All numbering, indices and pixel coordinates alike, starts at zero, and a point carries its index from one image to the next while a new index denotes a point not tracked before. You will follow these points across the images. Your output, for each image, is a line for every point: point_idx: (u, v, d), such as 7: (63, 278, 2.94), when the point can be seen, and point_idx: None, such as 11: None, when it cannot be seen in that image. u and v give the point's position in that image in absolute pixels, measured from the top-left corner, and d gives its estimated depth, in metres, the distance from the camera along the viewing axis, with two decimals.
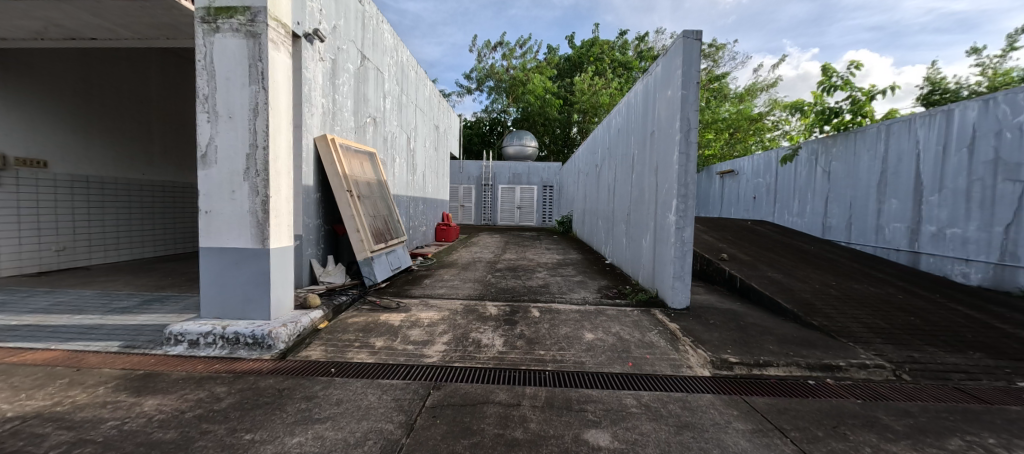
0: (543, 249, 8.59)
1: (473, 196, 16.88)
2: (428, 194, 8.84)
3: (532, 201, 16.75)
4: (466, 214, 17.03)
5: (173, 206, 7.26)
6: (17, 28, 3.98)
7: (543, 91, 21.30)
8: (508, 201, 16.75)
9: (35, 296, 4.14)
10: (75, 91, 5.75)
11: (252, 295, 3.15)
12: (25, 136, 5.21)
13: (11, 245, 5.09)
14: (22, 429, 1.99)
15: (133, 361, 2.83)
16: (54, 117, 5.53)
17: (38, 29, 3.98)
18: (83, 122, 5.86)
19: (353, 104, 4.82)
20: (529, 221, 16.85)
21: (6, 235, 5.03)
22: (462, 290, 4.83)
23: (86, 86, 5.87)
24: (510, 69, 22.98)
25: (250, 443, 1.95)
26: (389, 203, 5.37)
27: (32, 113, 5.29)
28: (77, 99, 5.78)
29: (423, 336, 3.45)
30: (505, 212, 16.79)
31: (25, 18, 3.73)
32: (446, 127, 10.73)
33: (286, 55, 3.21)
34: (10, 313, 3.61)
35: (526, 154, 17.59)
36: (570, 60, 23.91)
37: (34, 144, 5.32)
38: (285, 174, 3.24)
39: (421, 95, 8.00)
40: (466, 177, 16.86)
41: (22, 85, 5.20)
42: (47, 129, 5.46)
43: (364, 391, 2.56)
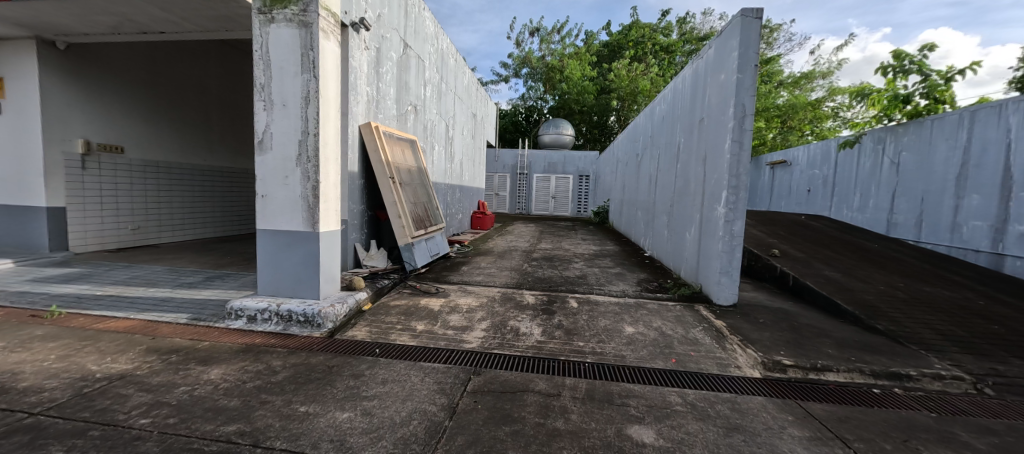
0: (579, 240, 8.45)
1: (508, 185, 16.88)
2: (465, 182, 8.89)
3: (567, 191, 16.52)
4: (501, 203, 17.07)
5: (230, 189, 7.78)
6: (96, 23, 4.29)
7: (581, 78, 20.83)
8: (542, 190, 16.62)
9: (116, 269, 4.57)
10: (146, 82, 6.17)
11: (303, 277, 3.30)
12: (105, 124, 5.70)
13: (96, 224, 5.63)
14: (110, 389, 2.28)
15: (199, 332, 3.06)
16: (128, 105, 5.98)
17: (114, 24, 4.28)
18: (153, 110, 6.31)
19: (395, 92, 4.88)
20: (563, 211, 16.66)
21: (91, 215, 5.57)
22: (500, 278, 4.85)
23: (154, 76, 6.27)
24: (547, 56, 22.58)
25: (304, 415, 2.11)
26: (429, 190, 5.43)
27: (109, 102, 5.74)
28: (147, 88, 6.20)
29: (463, 322, 3.49)
30: (539, 201, 16.68)
31: (104, 14, 4.01)
32: (483, 116, 10.72)
33: (335, 44, 3.27)
34: (96, 284, 4.01)
35: (562, 143, 17.32)
36: (609, 45, 23.14)
37: (112, 131, 5.80)
38: (334, 161, 3.34)
39: (460, 82, 8.01)
40: (501, 166, 16.86)
41: (102, 76, 5.64)
42: (123, 116, 5.92)
43: (407, 373, 2.64)
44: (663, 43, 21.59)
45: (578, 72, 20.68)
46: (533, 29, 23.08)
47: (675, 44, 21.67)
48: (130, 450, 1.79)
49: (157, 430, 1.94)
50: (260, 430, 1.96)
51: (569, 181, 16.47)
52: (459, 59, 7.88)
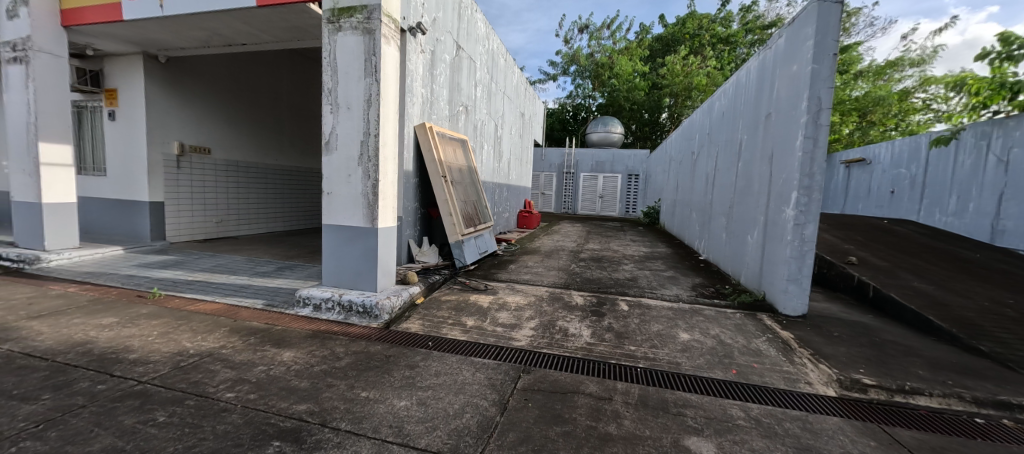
0: (628, 241, 8.21)
1: (554, 185, 16.83)
2: (512, 181, 8.97)
3: (615, 190, 16.12)
4: (547, 203, 17.04)
5: (297, 187, 8.42)
6: (191, 38, 4.82)
7: (632, 73, 20.23)
8: (589, 189, 16.37)
9: (204, 258, 5.13)
10: (229, 90, 6.85)
11: (362, 270, 3.50)
12: (196, 128, 6.40)
13: (187, 217, 6.34)
14: (201, 364, 2.56)
15: (272, 317, 3.35)
16: (215, 111, 6.67)
17: (205, 38, 4.77)
18: (236, 115, 6.99)
19: (448, 93, 5.01)
20: (611, 211, 16.28)
21: (184, 209, 6.28)
22: (548, 278, 4.84)
23: (236, 84, 6.93)
24: (595, 53, 22.34)
25: (365, 400, 2.23)
26: (478, 189, 5.54)
27: (200, 109, 6.44)
28: (229, 95, 6.85)
29: (511, 320, 3.52)
30: (586, 201, 16.44)
31: (198, 30, 4.49)
32: (531, 115, 10.73)
33: (395, 49, 3.41)
34: (189, 270, 4.53)
35: (611, 141, 17.03)
36: (662, 39, 22.30)
37: (202, 134, 6.50)
38: (392, 160, 3.50)
39: (509, 82, 8.08)
40: (548, 165, 16.82)
41: (195, 85, 6.34)
42: (211, 121, 6.61)
43: (459, 366, 2.71)
44: (721, 34, 20.60)
45: (628, 68, 20.11)
46: (582, 26, 22.79)
47: (736, 35, 20.66)
48: (220, 420, 2.00)
49: (240, 404, 2.15)
50: (327, 411, 2.11)
51: (617, 180, 16.06)
52: (509, 60, 7.96)
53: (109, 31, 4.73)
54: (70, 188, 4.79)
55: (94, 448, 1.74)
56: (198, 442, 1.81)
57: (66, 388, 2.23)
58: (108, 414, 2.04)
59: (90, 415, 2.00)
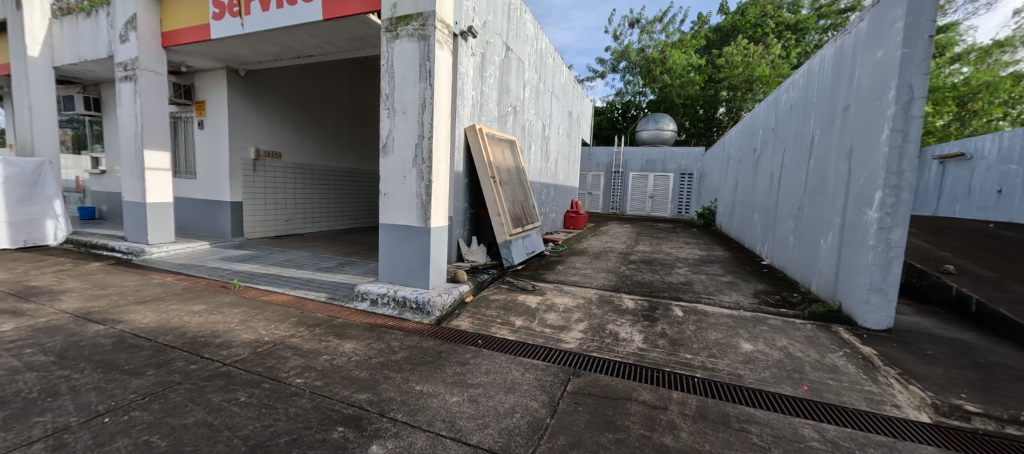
0: (681, 243, 7.85)
1: (602, 185, 16.54)
2: (559, 181, 8.92)
3: (667, 190, 15.47)
4: (594, 203, 16.78)
5: (355, 188, 8.94)
6: (266, 52, 5.27)
7: (686, 67, 19.29)
8: (639, 189, 15.88)
9: (276, 253, 5.62)
10: (297, 98, 7.41)
11: (415, 267, 3.65)
12: (270, 134, 7.01)
13: (261, 216, 6.97)
14: (274, 351, 2.80)
15: (334, 310, 3.59)
16: (285, 118, 7.25)
17: (278, 51, 5.18)
18: (303, 121, 7.54)
19: (498, 94, 5.07)
20: (662, 212, 15.67)
21: (259, 208, 6.91)
22: (597, 280, 4.76)
23: (303, 93, 7.48)
24: (647, 48, 21.16)
25: (420, 394, 2.32)
26: (526, 189, 5.56)
27: (273, 117, 7.04)
28: (297, 103, 7.43)
29: (560, 321, 3.51)
30: (635, 201, 15.97)
31: (272, 45, 4.90)
32: (579, 114, 10.59)
33: (448, 53, 3.51)
34: (263, 264, 4.99)
35: (662, 139, 16.45)
36: (721, 30, 21.05)
37: (274, 140, 7.10)
38: (444, 162, 3.61)
39: (557, 81, 8.04)
40: (595, 164, 16.60)
41: (268, 95, 6.94)
42: (282, 128, 7.20)
43: (508, 366, 2.74)
44: (789, 21, 19.06)
45: (682, 62, 19.20)
46: (633, 20, 22.09)
47: (806, 21, 19.05)
48: (292, 403, 2.18)
49: (309, 390, 2.32)
50: (385, 401, 2.22)
51: (670, 179, 15.39)
52: (557, 59, 7.92)
53: (199, 50, 5.31)
54: (166, 189, 5.43)
55: (188, 421, 1.96)
56: (274, 422, 1.99)
57: (165, 366, 2.54)
58: (200, 390, 2.29)
59: (185, 391, 2.26)
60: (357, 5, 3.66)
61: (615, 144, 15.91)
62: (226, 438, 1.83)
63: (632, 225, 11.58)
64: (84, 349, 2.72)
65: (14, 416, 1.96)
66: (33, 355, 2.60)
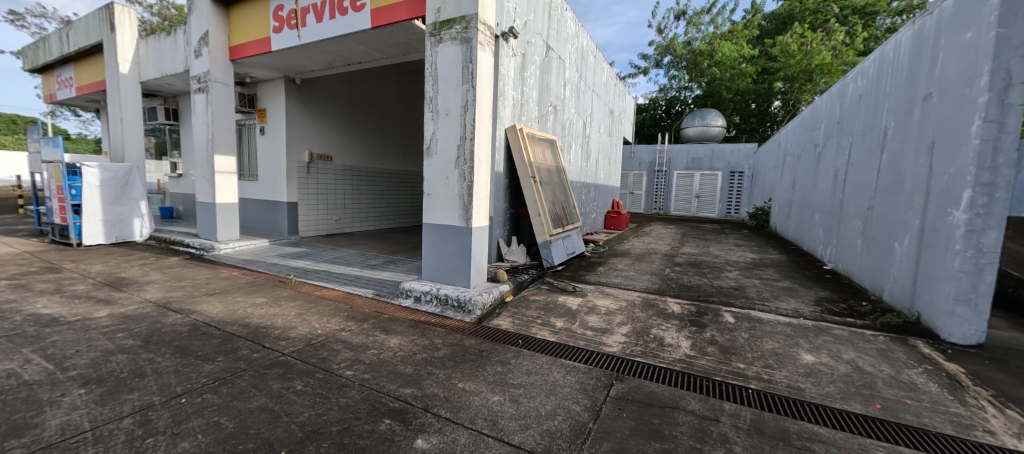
0: (730, 245, 7.46)
1: (644, 184, 16.12)
2: (599, 181, 8.78)
3: (714, 189, 14.75)
4: (636, 203, 16.39)
5: (400, 189, 9.27)
6: (320, 61, 5.59)
7: (737, 59, 18.26)
8: (684, 188, 15.28)
9: (328, 250, 5.97)
10: (347, 104, 7.79)
11: (457, 266, 3.73)
12: (322, 139, 7.43)
13: (315, 216, 7.42)
14: (326, 344, 2.97)
15: (380, 306, 3.75)
16: (336, 123, 7.65)
17: (329, 60, 5.47)
18: (352, 126, 7.92)
19: (538, 94, 5.06)
20: (709, 212, 14.99)
21: (313, 209, 7.36)
22: (640, 282, 4.64)
23: (352, 99, 7.86)
24: (694, 41, 20.39)
25: (463, 391, 2.36)
26: (567, 189, 5.51)
27: (326, 122, 7.45)
28: (347, 109, 7.82)
29: (602, 324, 3.45)
30: (680, 201, 15.39)
31: (324, 54, 5.18)
32: (621, 112, 10.34)
33: (489, 54, 3.54)
34: (317, 260, 5.32)
35: (711, 135, 15.67)
36: (777, 17, 19.72)
37: (326, 144, 7.52)
38: (485, 163, 3.65)
39: (599, 79, 7.91)
40: (637, 163, 16.21)
41: (321, 102, 7.36)
42: (333, 133, 7.61)
43: (550, 367, 2.72)
44: (857, 3, 17.48)
45: (733, 54, 18.14)
46: (678, 13, 21.23)
47: (877, 3, 17.41)
48: (343, 393, 2.29)
49: (358, 382, 2.43)
50: (429, 397, 2.28)
51: (717, 178, 14.66)
52: (598, 56, 7.80)
53: (261, 62, 5.73)
54: (233, 190, 5.91)
55: (252, 406, 2.12)
56: (327, 411, 2.10)
57: (232, 354, 2.77)
58: (262, 377, 2.47)
59: (249, 377, 2.45)
60: (403, 12, 3.81)
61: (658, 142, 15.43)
62: (285, 424, 1.96)
63: (676, 225, 11.16)
64: (165, 335, 3.03)
65: (110, 393, 2.22)
66: (124, 339, 2.94)
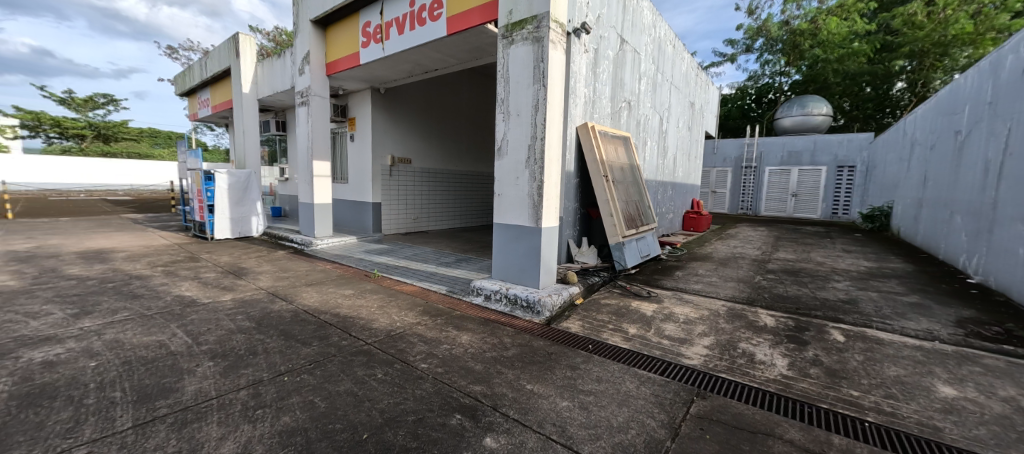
0: (836, 251, 6.54)
1: (729, 181, 14.89)
2: (677, 178, 8.24)
3: (817, 187, 13.03)
4: (719, 202, 15.24)
5: (471, 189, 9.63)
6: (401, 71, 5.99)
7: (849, 36, 15.87)
8: (778, 186, 13.75)
9: (408, 247, 6.42)
10: (423, 110, 8.27)
11: (526, 267, 3.76)
12: (402, 143, 7.98)
13: (396, 216, 8.02)
14: (403, 336, 3.17)
15: (453, 303, 3.92)
16: (414, 128, 8.16)
17: (409, 69, 5.84)
18: (428, 130, 8.40)
19: (611, 90, 4.88)
20: (809, 213, 13.31)
21: (394, 209, 7.96)
22: (725, 291, 4.25)
23: (428, 104, 8.31)
24: (794, 19, 17.06)
25: (532, 394, 2.34)
26: (641, 188, 5.26)
27: (405, 128, 7.99)
28: (423, 114, 8.30)
29: (681, 334, 3.23)
30: (772, 200, 13.89)
31: (406, 64, 5.56)
32: (702, 103, 9.60)
33: (561, 52, 3.49)
34: (398, 256, 5.74)
35: (814, 124, 13.79)
36: None
37: (405, 149, 8.06)
38: (555, 162, 3.61)
39: (678, 69, 7.39)
40: (721, 159, 15.03)
41: (402, 109, 7.89)
42: (411, 137, 8.14)
43: (622, 376, 2.59)
44: None
45: (845, 30, 15.73)
46: None
47: None
48: (418, 385, 2.41)
49: (432, 375, 2.55)
50: (498, 396, 2.30)
51: (821, 174, 12.92)
52: (677, 46, 7.29)
53: (352, 75, 6.33)
54: (328, 192, 6.60)
55: (340, 389, 2.33)
56: (404, 400, 2.22)
57: (324, 340, 3.08)
58: (349, 363, 2.71)
59: (338, 362, 2.69)
60: (476, 17, 3.92)
61: (746, 135, 14.16)
62: (368, 409, 2.12)
63: (766, 228, 10.04)
64: (272, 319, 3.49)
65: (230, 367, 2.60)
66: (243, 320, 3.44)
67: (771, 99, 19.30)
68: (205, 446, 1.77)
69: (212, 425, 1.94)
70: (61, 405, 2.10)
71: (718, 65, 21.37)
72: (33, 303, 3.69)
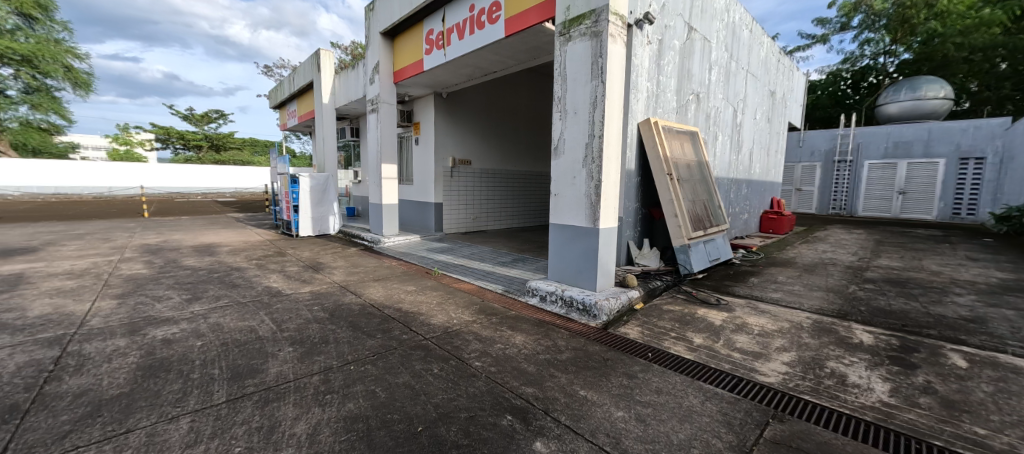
0: (957, 259, 5.53)
1: (818, 177, 13.39)
2: (754, 175, 7.55)
3: (932, 182, 11.16)
4: (805, 201, 13.83)
5: (529, 189, 9.70)
6: (461, 75, 6.21)
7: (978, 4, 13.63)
8: (880, 182, 12.05)
9: (467, 247, 6.63)
10: (482, 113, 8.49)
11: (582, 269, 3.68)
12: (462, 146, 8.27)
13: (457, 216, 8.34)
14: (458, 333, 3.25)
15: (508, 302, 3.96)
16: (474, 131, 8.41)
17: (470, 72, 6.04)
18: (487, 132, 8.62)
19: (677, 82, 4.61)
20: (920, 213, 11.45)
21: (455, 209, 8.28)
22: (811, 302, 3.79)
23: (487, 107, 8.53)
24: None
25: (585, 400, 2.25)
26: (710, 187, 4.90)
27: (465, 131, 8.27)
28: (483, 117, 8.53)
29: (755, 347, 2.92)
30: (873, 198, 12.22)
31: (468, 68, 5.76)
32: (785, 92, 8.69)
33: (621, 45, 3.37)
34: (457, 255, 5.95)
35: (929, 108, 11.77)
36: None
37: (465, 151, 8.34)
38: (614, 160, 3.48)
39: (754, 55, 6.76)
40: (808, 152, 13.56)
41: (462, 113, 8.18)
42: (471, 140, 8.40)
43: (684, 389, 2.39)
44: None
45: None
46: None
47: None
48: (472, 383, 2.45)
49: (486, 373, 2.58)
50: (550, 400, 2.25)
51: (938, 167, 11.03)
52: (754, 30, 6.70)
53: (417, 82, 6.70)
54: (394, 193, 7.05)
55: (399, 381, 2.44)
56: (456, 397, 2.27)
57: (387, 333, 3.26)
58: (408, 357, 2.83)
59: (399, 356, 2.83)
60: (534, 16, 3.94)
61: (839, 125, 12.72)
62: (423, 402, 2.19)
63: (863, 230, 8.81)
64: (343, 311, 3.79)
65: (305, 353, 2.86)
66: (318, 311, 3.78)
67: (872, 82, 16.87)
68: (282, 424, 1.95)
69: (288, 406, 2.14)
70: (173, 377, 2.46)
71: (805, 48, 19.28)
72: (160, 288, 4.40)
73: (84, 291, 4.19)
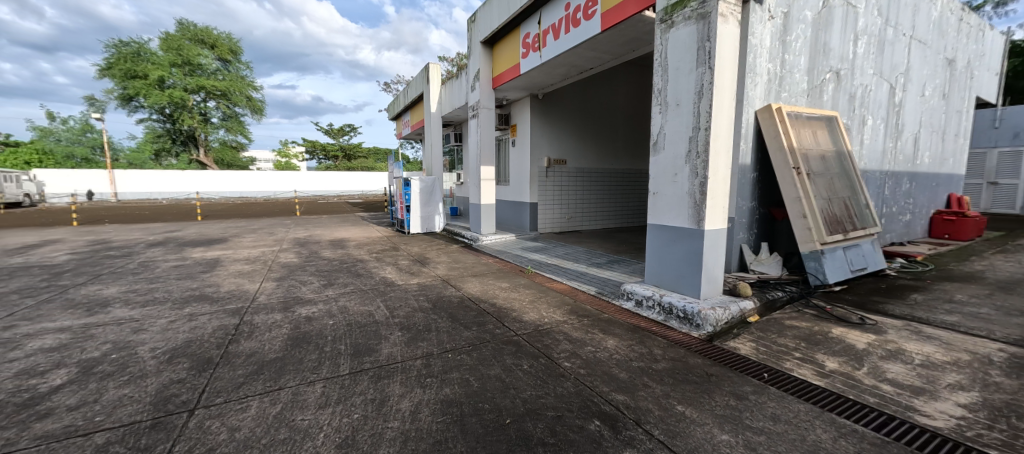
0: None
1: None
2: (921, 167, 6.07)
3: None
4: (1007, 198, 10.63)
5: (624, 188, 9.29)
6: (555, 75, 6.24)
7: None
8: None
9: (559, 247, 6.64)
10: (575, 111, 8.38)
11: (683, 274, 3.41)
12: (555, 145, 8.29)
13: (550, 215, 8.40)
14: (549, 332, 3.28)
15: (601, 305, 3.86)
16: (566, 130, 8.36)
17: (564, 71, 6.04)
18: (579, 130, 8.50)
19: (809, 60, 3.95)
20: None
21: (548, 209, 8.35)
22: (1009, 331, 2.89)
23: (580, 105, 8.39)
24: None
25: (683, 416, 2.06)
26: (854, 182, 4.09)
27: (557, 130, 8.27)
28: (576, 115, 8.42)
29: (914, 382, 2.34)
30: None
31: (563, 67, 5.78)
32: (971, 58, 6.78)
33: (734, 25, 3.01)
34: (550, 255, 6.01)
35: None
36: None
37: (558, 150, 8.34)
38: (724, 154, 3.14)
39: (923, 16, 5.41)
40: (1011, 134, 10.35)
41: (555, 113, 8.18)
42: (564, 139, 8.37)
43: (808, 420, 2.01)
44: None
45: None
46: None
47: None
48: (561, 383, 2.45)
49: (575, 375, 2.55)
50: (642, 411, 2.12)
51: None
52: None
53: (514, 85, 6.93)
54: (490, 193, 7.43)
55: (492, 373, 2.56)
56: (546, 395, 2.29)
57: (482, 326, 3.44)
58: (501, 350, 2.95)
59: (492, 349, 2.97)
60: (632, 7, 3.77)
61: None
62: (513, 395, 2.27)
63: None
64: (444, 302, 4.12)
65: (412, 338, 3.19)
66: (424, 301, 4.19)
67: None
68: (391, 400, 2.21)
69: (395, 383, 2.41)
70: (313, 349, 2.97)
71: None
72: (306, 274, 5.37)
73: (255, 274, 5.33)
